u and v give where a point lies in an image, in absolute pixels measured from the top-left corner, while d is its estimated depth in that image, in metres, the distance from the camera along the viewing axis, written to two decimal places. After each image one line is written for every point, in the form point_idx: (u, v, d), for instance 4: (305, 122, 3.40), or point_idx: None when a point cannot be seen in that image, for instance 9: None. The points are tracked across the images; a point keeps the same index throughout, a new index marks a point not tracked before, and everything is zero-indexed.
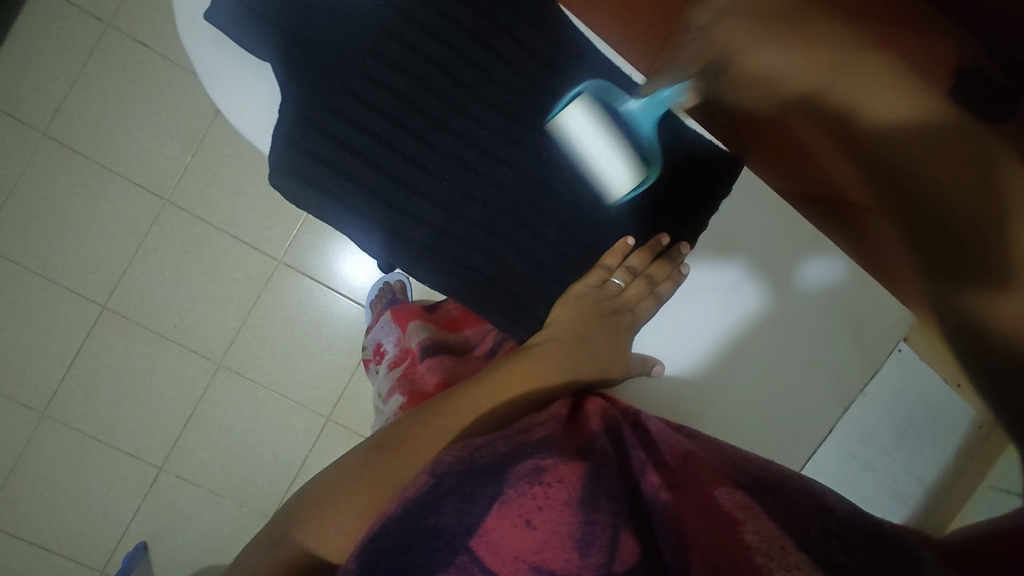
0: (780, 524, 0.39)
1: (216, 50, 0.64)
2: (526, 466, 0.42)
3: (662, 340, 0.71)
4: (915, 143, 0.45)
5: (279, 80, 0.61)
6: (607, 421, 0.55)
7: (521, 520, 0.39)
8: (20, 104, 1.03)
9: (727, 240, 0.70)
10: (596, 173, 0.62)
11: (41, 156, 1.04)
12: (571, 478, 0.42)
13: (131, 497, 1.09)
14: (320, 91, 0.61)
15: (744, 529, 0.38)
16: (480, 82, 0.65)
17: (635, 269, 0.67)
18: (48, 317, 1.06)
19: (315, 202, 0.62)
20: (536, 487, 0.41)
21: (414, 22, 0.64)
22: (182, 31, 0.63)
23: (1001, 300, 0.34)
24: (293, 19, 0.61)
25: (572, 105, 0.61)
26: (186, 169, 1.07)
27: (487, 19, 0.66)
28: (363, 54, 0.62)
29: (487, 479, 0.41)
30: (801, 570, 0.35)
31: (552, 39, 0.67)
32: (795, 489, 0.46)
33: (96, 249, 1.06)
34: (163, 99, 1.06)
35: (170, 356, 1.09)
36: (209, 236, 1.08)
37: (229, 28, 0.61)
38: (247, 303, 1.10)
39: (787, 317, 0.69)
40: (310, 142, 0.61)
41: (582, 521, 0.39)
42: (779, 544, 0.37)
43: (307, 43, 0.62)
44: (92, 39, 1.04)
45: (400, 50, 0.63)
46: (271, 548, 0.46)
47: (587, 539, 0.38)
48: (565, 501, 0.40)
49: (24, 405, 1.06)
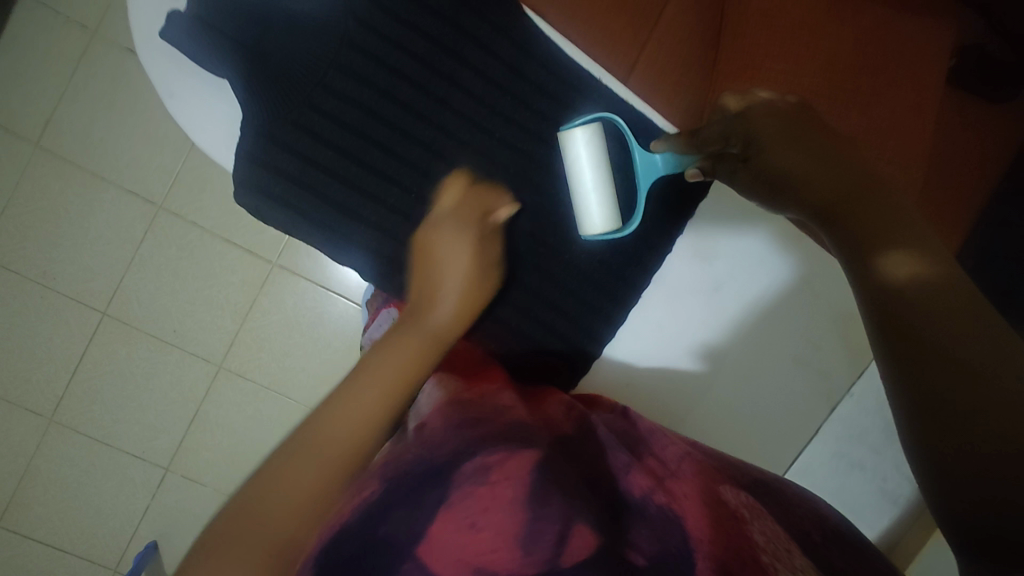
0: (785, 528, 0.46)
1: (175, 69, 0.64)
2: (471, 466, 0.44)
3: (645, 343, 0.72)
4: (812, 152, 0.53)
5: (241, 99, 0.62)
6: (579, 421, 0.59)
7: (466, 522, 0.41)
8: (11, 115, 1.04)
9: (708, 242, 0.71)
10: (580, 201, 0.66)
11: (34, 167, 1.05)
12: (519, 473, 0.44)
13: (140, 498, 1.12)
14: (285, 108, 0.63)
15: (752, 528, 0.45)
16: (448, 92, 0.66)
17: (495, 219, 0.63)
18: (49, 326, 1.07)
19: (282, 218, 0.63)
20: (484, 487, 0.43)
21: (374, 32, 0.65)
22: (140, 49, 0.64)
23: (927, 274, 0.45)
24: (250, 32, 0.63)
25: (579, 131, 0.65)
26: (178, 176, 1.08)
27: (449, 26, 0.66)
28: (324, 67, 0.64)
29: (434, 483, 0.43)
30: (807, 570, 0.41)
31: (517, 43, 0.68)
32: (793, 494, 0.53)
33: (94, 256, 1.07)
34: (153, 106, 1.06)
35: (171, 360, 1.10)
36: (204, 241, 1.09)
37: (185, 40, 0.61)
38: (245, 305, 1.11)
39: (770, 315, 0.71)
40: (274, 159, 0.62)
41: (530, 518, 0.41)
42: (785, 548, 0.43)
43: (265, 57, 0.63)
44: (79, 48, 1.04)
45: (362, 62, 0.64)
46: (200, 567, 0.36)
47: (535, 536, 0.41)
48: (514, 498, 0.42)
49: (33, 411, 1.08)
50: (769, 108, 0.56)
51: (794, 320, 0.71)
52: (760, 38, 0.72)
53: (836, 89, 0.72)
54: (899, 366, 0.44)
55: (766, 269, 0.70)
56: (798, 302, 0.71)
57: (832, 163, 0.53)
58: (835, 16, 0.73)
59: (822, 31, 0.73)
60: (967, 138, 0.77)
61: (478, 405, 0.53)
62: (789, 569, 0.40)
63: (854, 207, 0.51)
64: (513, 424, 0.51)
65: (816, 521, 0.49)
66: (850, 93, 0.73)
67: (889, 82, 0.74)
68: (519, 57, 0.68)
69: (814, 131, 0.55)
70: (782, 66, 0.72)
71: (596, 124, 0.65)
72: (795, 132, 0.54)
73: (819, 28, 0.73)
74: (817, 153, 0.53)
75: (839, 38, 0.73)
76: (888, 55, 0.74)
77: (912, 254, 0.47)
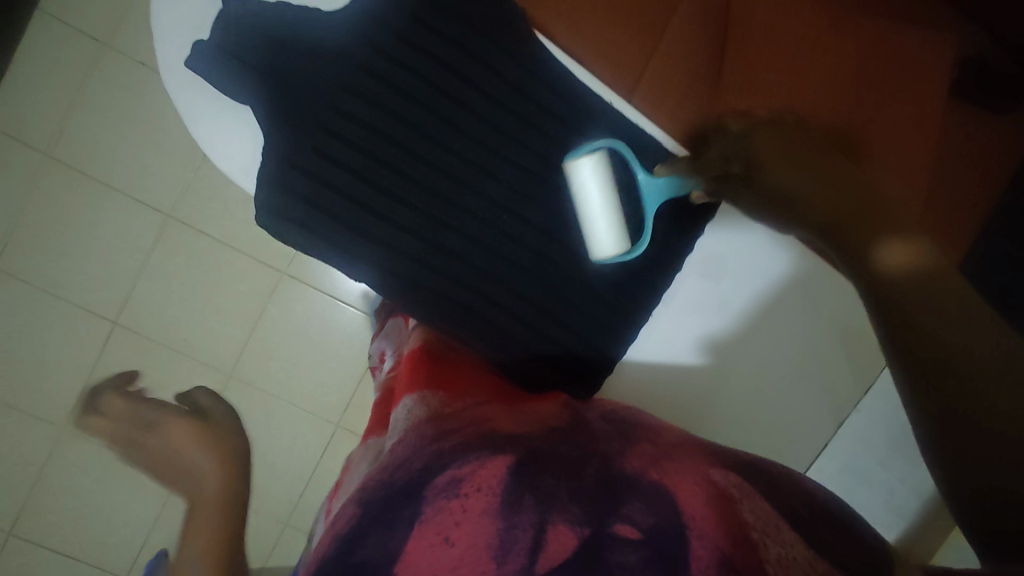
0: (774, 505, 0.47)
1: (200, 95, 0.70)
2: (442, 480, 0.46)
3: (658, 351, 0.78)
4: (811, 172, 0.54)
5: (262, 126, 0.65)
6: (569, 412, 0.61)
7: (439, 537, 0.43)
8: (24, 127, 1.05)
9: (717, 260, 0.75)
10: (587, 228, 0.68)
11: (47, 178, 1.06)
12: (490, 482, 0.45)
13: (151, 506, 1.13)
14: (299, 131, 0.65)
15: (743, 507, 0.45)
16: (457, 114, 0.69)
17: None
18: (60, 335, 1.09)
19: (297, 238, 0.65)
20: (455, 501, 0.44)
21: (392, 59, 0.67)
22: (166, 80, 0.69)
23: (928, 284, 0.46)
24: (271, 62, 0.65)
25: (584, 159, 0.66)
26: (189, 186, 1.09)
27: (459, 49, 0.69)
28: (340, 92, 0.65)
29: (407, 501, 0.45)
30: (795, 545, 0.43)
31: (524, 64, 0.70)
32: (778, 471, 0.54)
33: (106, 266, 1.08)
34: (164, 118, 1.07)
35: (181, 368, 1.11)
36: (214, 251, 1.10)
37: (209, 67, 0.65)
38: (254, 314, 1.12)
39: (773, 326, 0.78)
40: (289, 181, 0.64)
41: (501, 527, 0.43)
42: (773, 524, 0.44)
43: (284, 83, 0.65)
44: (91, 60, 1.05)
45: (378, 88, 0.66)
46: None
47: (506, 546, 0.42)
48: (484, 510, 0.44)
49: (45, 420, 1.09)
50: (765, 133, 0.58)
51: (801, 330, 0.79)
52: (762, 52, 0.75)
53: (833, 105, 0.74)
54: (908, 369, 0.45)
55: (778, 290, 0.77)
56: (806, 321, 0.78)
57: (829, 182, 0.54)
58: (838, 34, 0.75)
59: (823, 47, 0.75)
60: (966, 147, 0.77)
61: (458, 414, 0.54)
62: (778, 547, 0.42)
63: (854, 223, 0.51)
64: (508, 432, 0.52)
65: (804, 498, 0.50)
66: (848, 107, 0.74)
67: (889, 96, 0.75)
68: (528, 79, 0.70)
69: (808, 152, 0.56)
70: (783, 80, 0.74)
71: (600, 152, 0.66)
72: (791, 153, 0.56)
73: (821, 44, 0.75)
74: (816, 174, 0.54)
75: (839, 54, 0.75)
76: (891, 72, 0.75)
77: (915, 265, 0.47)
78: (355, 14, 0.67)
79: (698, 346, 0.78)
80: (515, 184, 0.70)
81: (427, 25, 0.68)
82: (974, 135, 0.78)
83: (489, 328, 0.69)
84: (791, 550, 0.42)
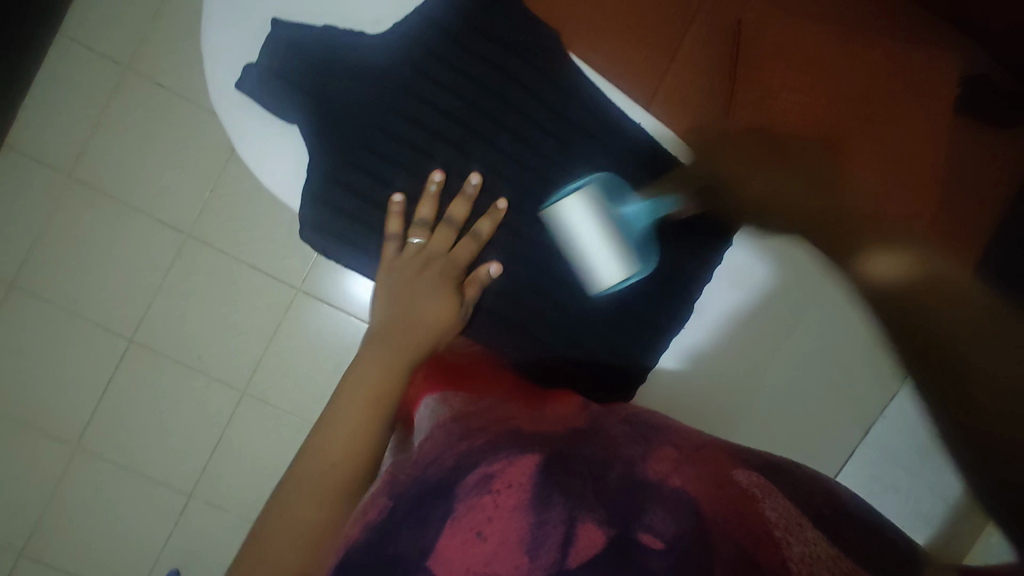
0: (795, 504, 0.46)
1: (248, 115, 0.72)
2: (473, 477, 0.45)
3: (686, 362, 0.81)
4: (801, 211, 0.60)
5: (308, 144, 0.67)
6: (588, 413, 0.60)
7: (471, 533, 0.41)
8: (47, 148, 1.07)
9: (743, 273, 0.81)
10: (588, 262, 0.69)
11: (68, 198, 1.08)
12: (520, 479, 0.44)
13: (164, 524, 1.12)
14: (345, 150, 0.67)
15: (765, 505, 0.45)
16: (494, 133, 0.71)
17: (427, 221, 0.69)
18: (77, 353, 1.09)
19: (340, 250, 0.70)
20: (486, 497, 0.43)
21: (429, 79, 0.69)
22: (216, 102, 0.72)
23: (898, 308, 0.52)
24: (314, 82, 0.66)
25: (573, 198, 0.68)
26: (206, 204, 1.10)
27: (498, 71, 0.71)
28: (383, 112, 0.67)
29: (439, 499, 0.44)
30: (818, 543, 0.41)
31: (557, 83, 0.72)
32: (804, 474, 0.54)
33: (124, 284, 1.09)
34: (182, 137, 1.09)
35: (196, 385, 1.11)
36: (230, 267, 1.11)
37: (256, 90, 0.67)
38: (268, 330, 1.12)
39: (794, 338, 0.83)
40: (336, 199, 0.67)
41: (534, 523, 0.41)
42: (796, 522, 0.43)
43: (329, 103, 0.66)
44: (113, 83, 1.07)
45: (417, 107, 0.69)
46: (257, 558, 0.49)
47: (538, 542, 0.41)
48: (515, 506, 0.42)
49: (59, 438, 1.09)
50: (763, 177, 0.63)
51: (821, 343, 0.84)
52: (788, 69, 0.75)
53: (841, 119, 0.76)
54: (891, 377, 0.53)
55: (797, 311, 0.82)
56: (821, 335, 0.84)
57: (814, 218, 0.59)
58: (851, 52, 0.77)
59: (843, 67, 0.77)
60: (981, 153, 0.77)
61: (483, 414, 0.54)
62: (801, 543, 0.41)
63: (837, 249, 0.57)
64: (530, 432, 0.51)
65: (825, 497, 0.49)
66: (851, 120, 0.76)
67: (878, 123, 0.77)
68: (560, 97, 0.72)
69: None
70: (806, 97, 0.75)
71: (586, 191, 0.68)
72: None
73: (842, 64, 0.77)
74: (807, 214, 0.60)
75: (850, 69, 0.77)
76: (907, 89, 0.77)
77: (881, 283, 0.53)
78: (398, 38, 0.69)
79: (722, 347, 0.81)
80: (541, 197, 0.71)
81: (466, 49, 0.70)
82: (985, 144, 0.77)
83: (515, 328, 0.72)
84: (815, 547, 0.41)
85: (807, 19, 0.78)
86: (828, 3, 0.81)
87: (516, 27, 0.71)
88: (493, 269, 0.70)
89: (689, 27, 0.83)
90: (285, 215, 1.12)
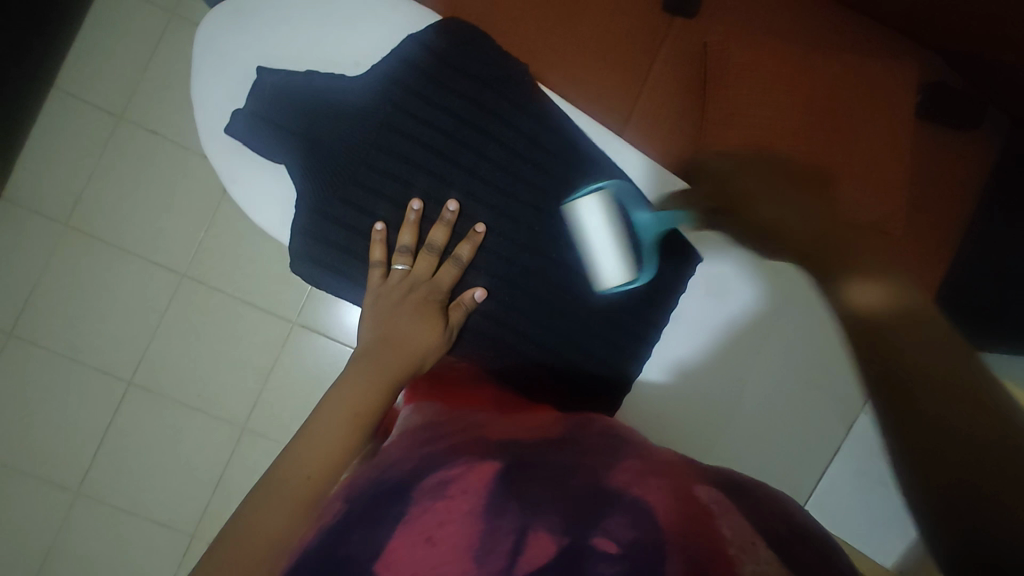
0: (753, 524, 0.43)
1: (235, 158, 0.75)
2: (431, 481, 0.44)
3: (671, 371, 0.79)
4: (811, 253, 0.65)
5: (299, 179, 0.72)
6: (568, 421, 0.59)
7: (421, 537, 0.40)
8: (42, 199, 1.09)
9: (720, 280, 0.79)
10: (594, 262, 0.72)
11: (64, 245, 1.10)
12: (477, 486, 0.43)
13: (168, 567, 1.11)
14: (333, 185, 0.69)
15: (721, 523, 0.42)
16: (473, 161, 0.73)
17: (408, 247, 0.70)
18: (76, 399, 1.10)
19: (331, 281, 0.72)
20: (441, 501, 0.42)
21: (410, 114, 0.72)
22: (208, 148, 0.75)
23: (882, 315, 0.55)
24: (304, 124, 0.71)
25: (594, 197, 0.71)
26: (200, 245, 1.12)
27: (476, 105, 0.74)
28: (367, 148, 0.70)
29: (395, 499, 0.43)
30: (770, 564, 0.39)
31: (534, 114, 0.75)
32: (768, 496, 0.51)
33: (120, 327, 1.11)
34: (174, 181, 1.12)
35: (196, 424, 1.12)
36: (226, 305, 1.13)
37: (245, 131, 0.72)
38: (267, 365, 1.14)
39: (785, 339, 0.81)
40: (325, 232, 0.70)
41: (484, 528, 0.40)
42: (750, 541, 0.41)
43: (316, 143, 0.71)
44: (107, 133, 1.11)
45: (400, 141, 0.71)
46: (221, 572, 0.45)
47: (487, 547, 0.39)
48: (469, 510, 0.42)
49: (59, 485, 1.09)
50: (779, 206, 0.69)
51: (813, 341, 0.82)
52: (753, 91, 0.80)
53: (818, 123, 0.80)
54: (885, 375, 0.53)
55: (783, 310, 0.80)
56: (815, 330, 0.81)
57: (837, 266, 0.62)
58: (810, 67, 0.81)
59: (805, 84, 0.80)
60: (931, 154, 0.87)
61: (450, 423, 0.54)
62: (754, 564, 0.38)
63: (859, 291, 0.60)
64: (503, 440, 0.50)
65: (783, 517, 0.47)
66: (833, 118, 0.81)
67: (866, 124, 0.81)
68: (537, 126, 0.75)
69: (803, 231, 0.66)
70: (770, 116, 0.79)
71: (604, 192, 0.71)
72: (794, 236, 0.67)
73: (804, 82, 0.81)
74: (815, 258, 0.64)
75: (811, 84, 0.81)
76: (867, 100, 0.81)
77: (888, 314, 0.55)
78: (378, 80, 0.73)
79: (706, 352, 0.79)
80: (525, 220, 0.74)
81: (443, 85, 0.73)
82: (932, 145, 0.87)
83: (497, 344, 0.73)
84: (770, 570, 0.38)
85: (766, 41, 0.82)
86: (785, 25, 0.86)
87: (491, 64, 0.75)
88: (478, 295, 0.71)
89: (659, 48, 0.86)
90: (278, 251, 1.14)
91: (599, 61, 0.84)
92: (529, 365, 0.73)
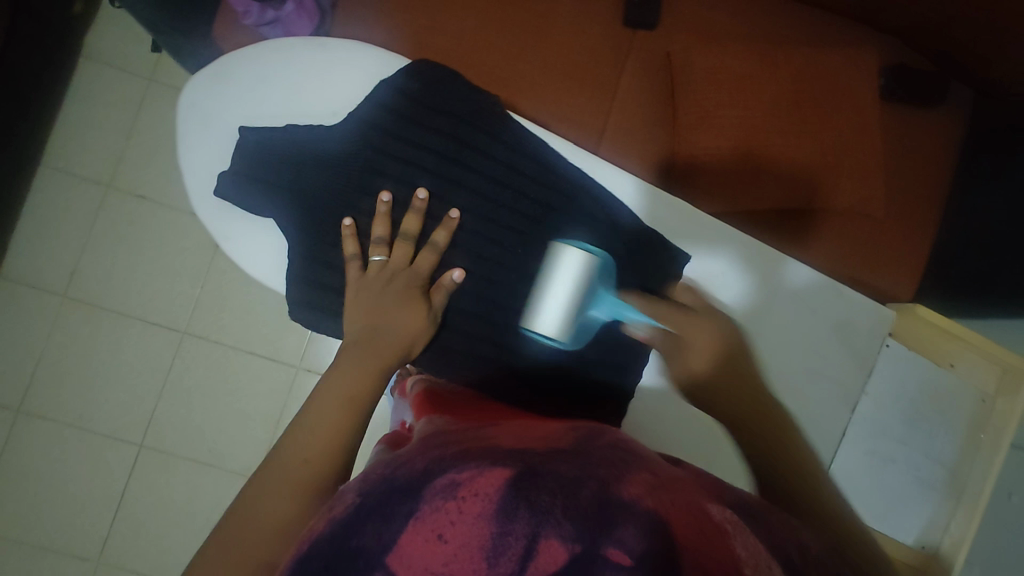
0: (766, 545, 0.41)
1: (227, 214, 0.77)
2: (443, 481, 0.41)
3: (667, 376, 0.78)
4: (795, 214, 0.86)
5: (288, 232, 0.72)
6: (583, 429, 0.58)
7: (433, 534, 0.38)
8: (40, 273, 1.11)
9: (706, 282, 0.78)
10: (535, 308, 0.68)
11: (64, 317, 1.11)
12: (488, 489, 0.40)
13: None
14: (325, 231, 0.72)
15: (734, 542, 0.39)
16: (453, 193, 0.75)
17: (382, 238, 0.71)
18: (89, 468, 1.10)
19: (331, 324, 0.73)
20: (452, 502, 0.40)
21: (391, 157, 0.74)
22: (199, 209, 0.76)
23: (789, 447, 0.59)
24: (289, 175, 0.72)
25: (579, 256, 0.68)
26: (198, 301, 1.14)
27: (453, 139, 0.76)
28: (355, 194, 0.72)
29: (406, 498, 0.41)
30: None
31: (509, 142, 0.77)
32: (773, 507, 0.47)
33: (126, 392, 1.11)
34: (165, 242, 1.13)
35: (210, 479, 1.12)
36: (228, 357, 1.14)
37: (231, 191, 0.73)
38: (275, 414, 1.14)
39: (781, 329, 0.78)
40: (323, 276, 0.72)
41: (496, 531, 0.38)
42: (764, 562, 0.38)
43: (304, 193, 0.72)
44: (96, 203, 1.13)
45: (383, 183, 0.73)
46: None
47: (499, 549, 0.37)
48: (479, 513, 0.39)
49: (79, 557, 1.08)
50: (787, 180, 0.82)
51: (811, 329, 0.78)
52: (719, 97, 0.83)
53: (795, 107, 0.83)
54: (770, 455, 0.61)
55: (773, 300, 0.78)
56: (808, 320, 0.78)
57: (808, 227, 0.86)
58: (772, 65, 0.84)
59: (770, 80, 0.83)
60: (898, 137, 0.89)
61: (461, 432, 0.53)
62: None
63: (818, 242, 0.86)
64: (512, 445, 0.48)
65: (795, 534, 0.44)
66: (809, 107, 0.83)
67: (835, 112, 0.83)
68: (513, 154, 0.77)
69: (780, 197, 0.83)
70: (736, 118, 0.82)
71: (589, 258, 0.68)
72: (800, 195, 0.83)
73: (771, 76, 0.83)
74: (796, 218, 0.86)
75: (775, 79, 0.83)
76: (831, 89, 0.84)
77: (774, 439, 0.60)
78: (357, 125, 0.74)
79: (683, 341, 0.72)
80: (511, 244, 0.75)
81: (419, 123, 0.75)
82: (898, 126, 0.89)
83: (499, 366, 0.74)
84: None
85: (728, 45, 0.84)
86: (743, 29, 0.89)
87: (462, 98, 0.77)
88: (455, 275, 0.71)
89: (624, 64, 0.88)
90: (276, 299, 1.16)
91: (567, 82, 0.87)
92: (523, 379, 0.73)
